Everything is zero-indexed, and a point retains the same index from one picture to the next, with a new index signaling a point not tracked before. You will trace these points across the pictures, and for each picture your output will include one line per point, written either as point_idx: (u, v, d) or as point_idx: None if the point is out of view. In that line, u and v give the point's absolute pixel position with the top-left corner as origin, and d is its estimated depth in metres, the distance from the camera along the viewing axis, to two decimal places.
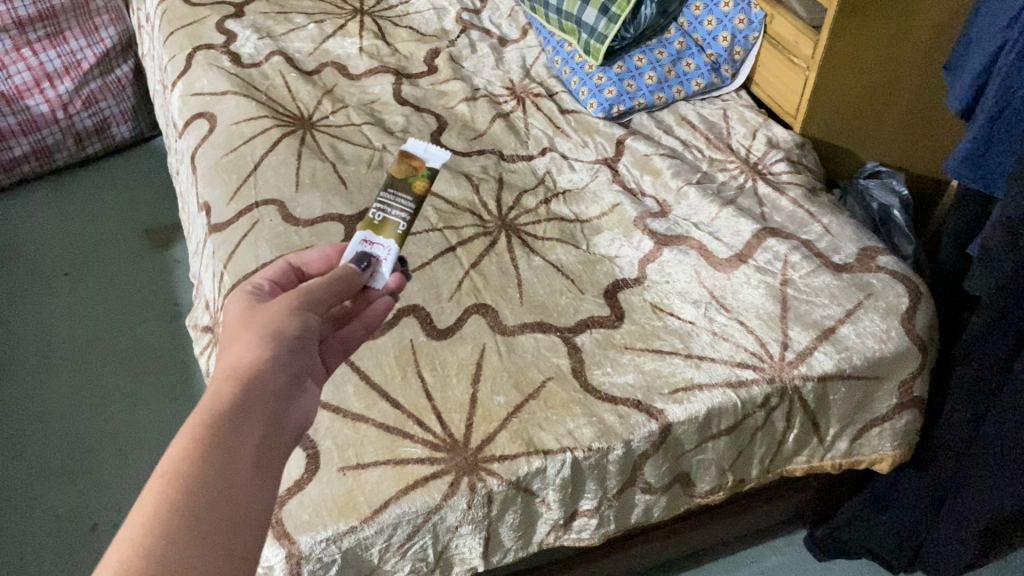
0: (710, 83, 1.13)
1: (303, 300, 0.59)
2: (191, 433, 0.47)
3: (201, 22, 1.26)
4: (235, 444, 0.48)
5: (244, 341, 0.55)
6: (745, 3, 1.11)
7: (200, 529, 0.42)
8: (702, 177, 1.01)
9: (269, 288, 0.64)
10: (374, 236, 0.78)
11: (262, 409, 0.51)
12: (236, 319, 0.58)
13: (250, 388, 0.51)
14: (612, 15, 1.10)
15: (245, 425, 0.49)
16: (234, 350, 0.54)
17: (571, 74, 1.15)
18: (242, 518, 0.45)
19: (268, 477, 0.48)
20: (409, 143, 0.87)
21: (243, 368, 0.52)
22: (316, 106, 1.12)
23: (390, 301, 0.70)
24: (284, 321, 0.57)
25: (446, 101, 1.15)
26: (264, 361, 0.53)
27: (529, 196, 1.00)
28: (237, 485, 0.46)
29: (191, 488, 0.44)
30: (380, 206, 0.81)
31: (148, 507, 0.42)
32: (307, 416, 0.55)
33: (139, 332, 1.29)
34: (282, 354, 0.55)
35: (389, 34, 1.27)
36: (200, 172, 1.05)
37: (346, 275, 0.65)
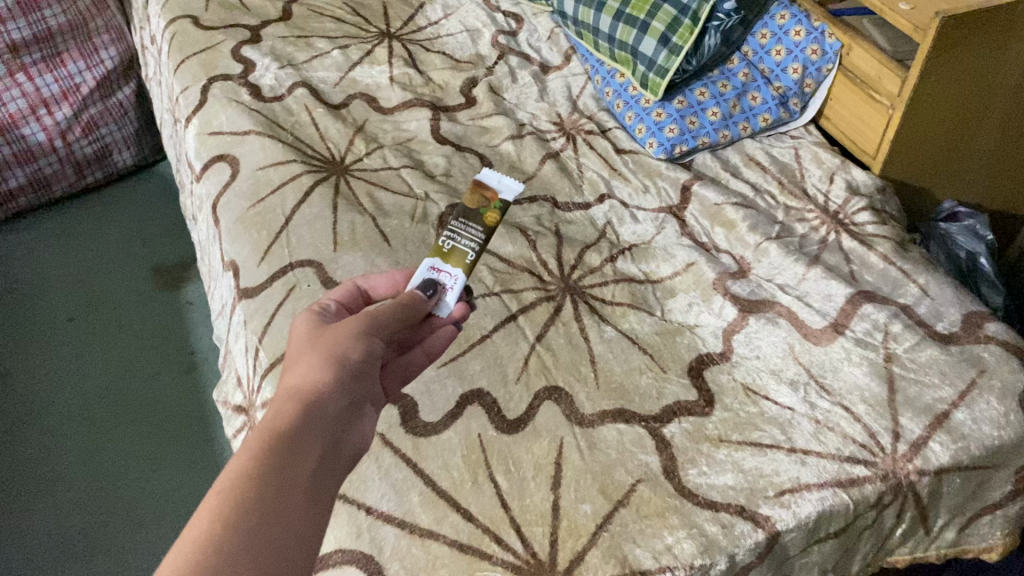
0: (778, 119, 1.03)
1: (366, 325, 0.65)
2: (255, 447, 0.55)
3: (215, 49, 1.16)
4: (292, 460, 0.55)
5: (309, 363, 0.61)
6: (819, 31, 1.01)
7: (252, 541, 0.49)
8: (781, 229, 0.92)
9: (336, 308, 0.70)
10: (443, 265, 0.81)
11: (320, 430, 0.58)
12: (301, 340, 0.65)
13: (309, 412, 0.58)
14: (673, 46, 1.00)
15: (302, 447, 0.56)
16: (299, 368, 0.61)
17: (625, 109, 1.06)
18: (292, 534, 0.52)
19: (318, 496, 0.55)
20: (483, 175, 0.90)
21: (305, 390, 0.59)
22: (348, 146, 1.02)
23: (452, 330, 0.75)
24: (347, 345, 0.63)
25: (489, 138, 1.06)
26: (325, 386, 0.60)
27: (592, 252, 0.90)
28: (290, 500, 0.53)
29: (246, 503, 0.51)
30: (450, 235, 0.83)
31: (210, 516, 0.49)
32: (360, 436, 0.62)
33: (153, 385, 1.20)
34: (342, 379, 0.61)
35: (421, 60, 1.17)
36: (224, 225, 0.96)
37: (412, 300, 0.71)
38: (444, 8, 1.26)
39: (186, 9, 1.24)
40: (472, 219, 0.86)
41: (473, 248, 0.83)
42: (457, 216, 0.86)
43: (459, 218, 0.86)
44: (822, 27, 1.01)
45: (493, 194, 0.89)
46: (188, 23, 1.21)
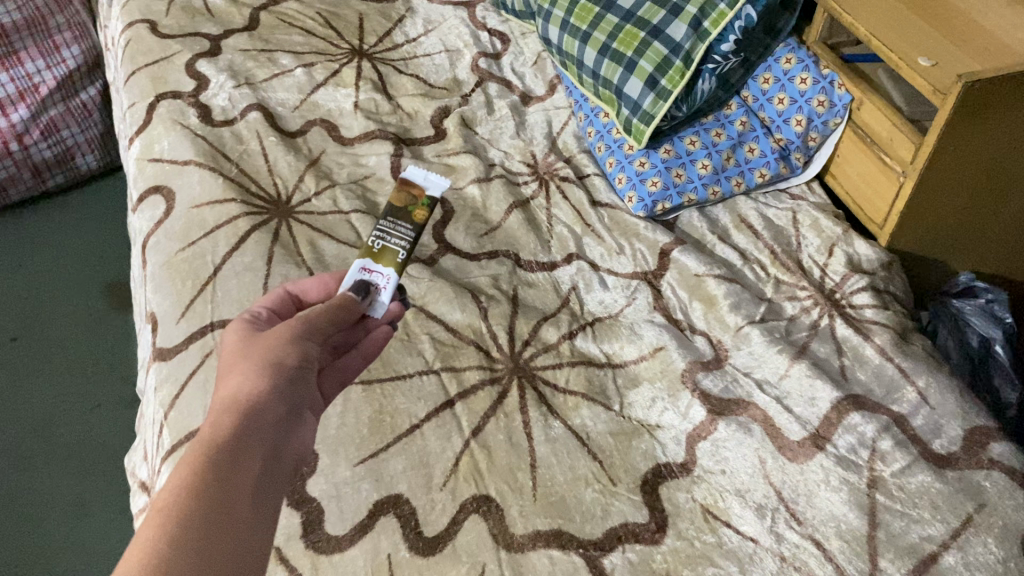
0: (777, 174, 0.92)
1: (301, 328, 0.59)
2: (192, 462, 0.46)
3: (169, 60, 1.06)
4: (234, 474, 0.47)
5: (241, 370, 0.54)
6: (827, 81, 0.89)
7: (206, 558, 0.42)
8: (766, 310, 0.81)
9: (267, 315, 0.63)
10: (374, 264, 0.75)
11: (261, 440, 0.50)
12: (232, 348, 0.57)
13: (248, 422, 0.50)
14: (661, 90, 0.89)
15: (246, 453, 0.49)
16: (231, 379, 0.54)
17: (607, 154, 0.95)
18: (246, 545, 0.44)
19: (268, 504, 0.48)
20: (408, 171, 0.85)
21: (242, 399, 0.52)
22: (296, 184, 0.93)
23: (389, 331, 0.70)
24: (281, 349, 0.56)
25: (454, 178, 0.96)
26: (261, 394, 0.52)
27: (549, 326, 0.80)
28: (236, 518, 0.45)
29: (190, 520, 0.43)
30: (379, 234, 0.78)
31: (151, 537, 0.41)
32: (305, 447, 0.55)
33: (91, 420, 1.12)
34: (279, 384, 0.54)
35: (391, 84, 1.07)
36: (149, 270, 0.87)
37: (346, 302, 0.65)
38: (425, 24, 1.16)
39: (145, 12, 1.14)
40: (401, 217, 0.81)
41: (405, 246, 0.78)
42: (383, 217, 0.81)
43: (388, 216, 0.81)
44: (830, 76, 0.89)
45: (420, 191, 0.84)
46: (144, 28, 1.12)
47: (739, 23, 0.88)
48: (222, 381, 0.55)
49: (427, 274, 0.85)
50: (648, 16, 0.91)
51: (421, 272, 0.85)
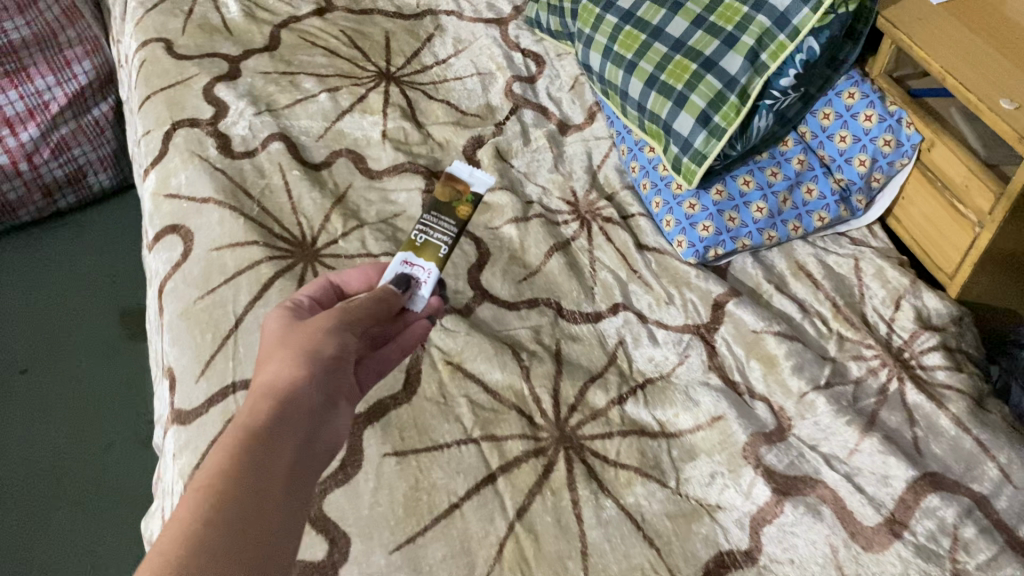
0: (836, 217, 0.86)
1: (339, 318, 0.60)
2: (230, 446, 0.48)
3: (185, 84, 1.01)
4: (270, 460, 0.49)
5: (280, 359, 0.55)
6: (894, 118, 0.83)
7: (236, 544, 0.43)
8: (831, 372, 0.75)
9: (309, 304, 0.64)
10: (416, 258, 0.77)
11: (295, 426, 0.52)
12: (271, 337, 0.59)
13: (284, 410, 0.52)
14: (714, 127, 0.82)
15: (280, 442, 0.50)
16: (269, 367, 0.55)
17: (653, 192, 0.90)
18: (275, 531, 0.46)
19: (300, 492, 0.49)
20: (452, 168, 0.88)
21: (278, 388, 0.53)
22: (322, 223, 0.87)
23: (427, 327, 0.71)
24: (318, 338, 0.57)
25: (490, 217, 0.90)
26: (299, 382, 0.54)
27: (596, 389, 0.74)
28: (269, 501, 0.46)
29: (225, 504, 0.45)
30: (422, 229, 0.81)
31: (185, 521, 0.43)
32: (340, 433, 0.56)
33: (104, 460, 1.06)
34: (315, 373, 0.55)
35: (421, 110, 1.01)
36: (167, 319, 0.81)
37: (386, 295, 0.66)
38: (455, 43, 1.10)
39: (160, 30, 1.08)
40: (444, 213, 0.83)
41: (447, 242, 0.81)
42: (428, 210, 0.84)
43: (432, 211, 0.83)
44: (898, 114, 0.83)
45: (466, 187, 0.86)
46: (160, 48, 1.06)
47: (800, 56, 0.81)
48: (262, 367, 0.56)
49: (463, 327, 0.78)
50: (700, 47, 0.85)
51: (457, 324, 0.79)
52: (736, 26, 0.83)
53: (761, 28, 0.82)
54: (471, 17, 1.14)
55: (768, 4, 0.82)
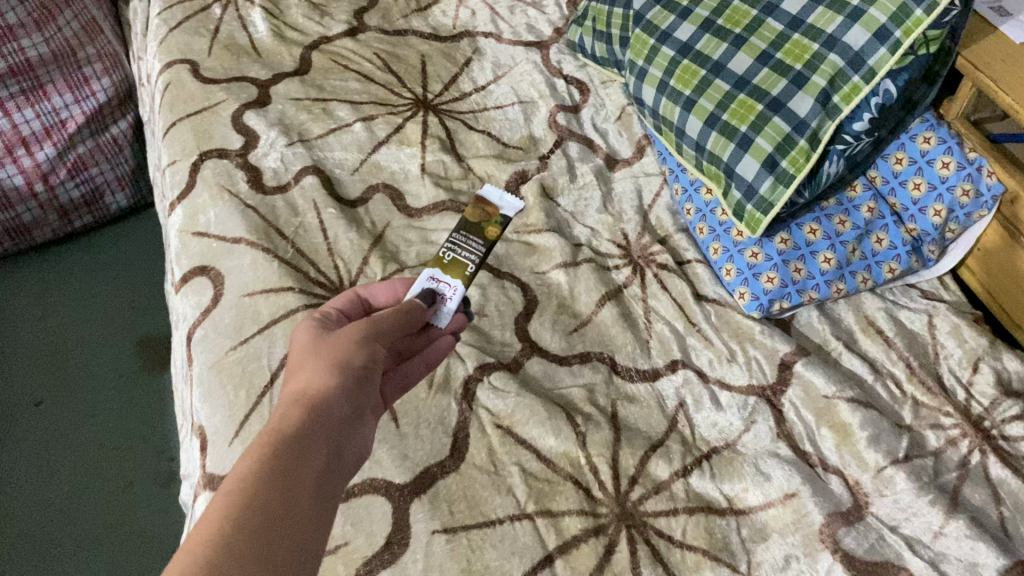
0: (908, 269, 0.81)
1: (371, 330, 0.56)
2: (259, 453, 0.45)
3: (212, 111, 0.95)
4: (301, 469, 0.45)
5: (311, 368, 0.52)
6: (974, 166, 0.78)
7: (266, 554, 0.40)
8: (908, 443, 0.70)
9: (337, 315, 0.61)
10: (442, 274, 0.73)
11: (326, 440, 0.48)
12: (300, 346, 0.55)
13: (315, 420, 0.48)
14: (782, 173, 0.77)
15: (311, 452, 0.46)
16: (300, 375, 0.52)
17: (710, 237, 0.85)
18: (305, 543, 0.42)
19: (329, 506, 0.46)
20: (484, 189, 0.85)
21: (309, 397, 0.49)
22: (360, 267, 0.82)
23: (451, 343, 0.67)
24: (350, 349, 0.54)
25: (537, 260, 0.85)
26: (331, 392, 0.50)
27: (658, 459, 0.69)
28: (300, 511, 0.43)
29: (254, 511, 0.41)
30: (450, 246, 0.77)
31: (212, 525, 0.39)
32: (366, 452, 0.53)
33: (122, 501, 1.02)
34: (348, 385, 0.51)
35: (460, 142, 0.96)
36: (196, 371, 0.76)
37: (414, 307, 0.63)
38: (494, 68, 1.05)
39: (185, 51, 1.03)
40: (473, 232, 0.80)
41: (474, 261, 0.76)
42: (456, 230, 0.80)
43: (460, 231, 0.79)
44: (978, 162, 0.78)
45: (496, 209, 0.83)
46: (185, 70, 1.01)
47: (875, 99, 0.77)
48: (290, 376, 0.53)
49: (514, 386, 0.73)
50: (766, 85, 0.79)
51: (507, 383, 0.73)
52: (805, 64, 0.78)
53: (833, 68, 0.77)
54: (509, 40, 1.08)
55: (841, 41, 0.77)
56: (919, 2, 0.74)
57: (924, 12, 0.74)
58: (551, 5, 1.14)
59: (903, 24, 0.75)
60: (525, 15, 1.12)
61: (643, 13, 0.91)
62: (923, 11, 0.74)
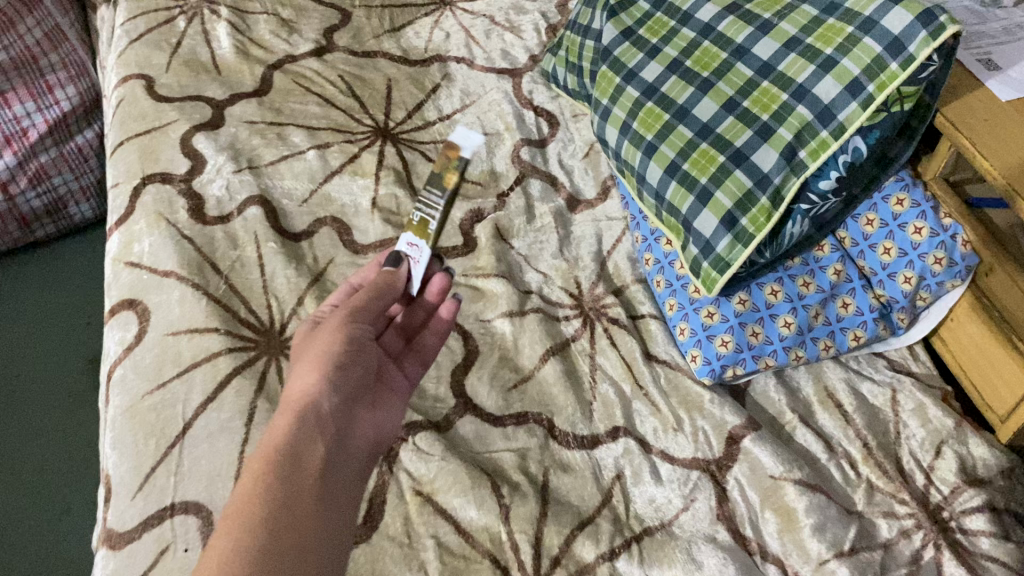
0: (874, 337, 0.76)
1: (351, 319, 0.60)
2: (260, 462, 0.50)
3: (161, 131, 0.91)
4: (299, 467, 0.50)
5: (300, 371, 0.57)
6: (948, 234, 0.72)
7: (281, 547, 0.45)
8: (856, 534, 0.65)
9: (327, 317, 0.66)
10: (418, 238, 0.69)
11: (324, 435, 0.53)
12: (293, 350, 0.60)
13: (307, 421, 0.53)
14: (740, 231, 0.72)
15: (306, 450, 0.51)
16: (293, 381, 0.56)
17: (667, 291, 0.80)
18: (314, 532, 0.47)
19: (333, 491, 0.51)
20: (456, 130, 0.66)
21: (300, 400, 0.54)
22: (294, 307, 0.78)
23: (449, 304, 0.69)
24: (334, 343, 0.58)
25: (483, 307, 0.80)
26: (320, 390, 0.55)
27: (585, 539, 0.64)
28: (304, 506, 0.48)
29: (261, 518, 0.46)
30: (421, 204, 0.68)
31: (227, 535, 0.45)
32: (367, 429, 0.59)
33: (56, 529, 0.95)
34: (335, 380, 0.56)
35: (417, 174, 0.92)
36: (111, 414, 0.72)
37: (393, 275, 0.65)
38: (462, 96, 1.00)
39: (143, 66, 0.99)
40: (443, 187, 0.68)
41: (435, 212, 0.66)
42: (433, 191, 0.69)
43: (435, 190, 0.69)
44: (953, 229, 0.73)
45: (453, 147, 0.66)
46: (140, 86, 0.96)
47: (843, 156, 0.70)
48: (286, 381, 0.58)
49: (439, 449, 0.68)
50: (730, 135, 0.74)
51: (433, 445, 0.69)
52: (772, 115, 0.72)
53: (801, 121, 0.71)
54: (482, 67, 1.04)
55: (811, 93, 0.71)
56: (895, 55, 0.67)
57: (900, 65, 0.67)
58: (530, 31, 1.10)
59: (876, 78, 0.68)
60: (502, 40, 1.08)
61: (611, 49, 0.87)
62: (899, 65, 0.67)
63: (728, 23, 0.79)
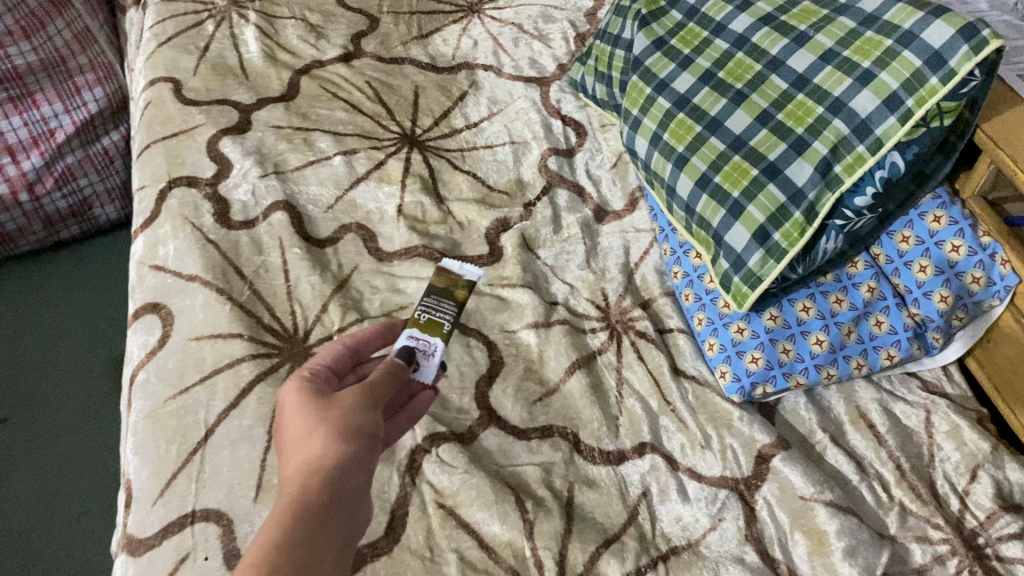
0: (908, 356, 0.74)
1: (369, 394, 0.55)
2: (279, 534, 0.45)
3: (188, 134, 0.91)
4: (313, 555, 0.45)
5: (319, 433, 0.51)
6: (987, 253, 0.71)
7: None
8: (889, 558, 0.64)
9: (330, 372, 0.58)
10: (420, 333, 0.68)
11: (339, 514, 0.49)
12: (307, 395, 0.54)
13: (324, 500, 0.48)
14: (773, 246, 0.70)
15: (321, 537, 0.46)
16: (309, 442, 0.50)
17: (696, 305, 0.79)
18: None
19: None
20: (444, 261, 0.77)
21: (320, 469, 0.49)
22: (318, 314, 0.77)
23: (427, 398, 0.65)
24: (357, 411, 0.53)
25: (508, 317, 0.79)
26: (347, 461, 0.50)
27: (611, 557, 0.63)
28: None
29: None
30: (422, 308, 0.70)
31: None
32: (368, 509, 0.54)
33: (75, 530, 0.94)
34: (359, 453, 0.51)
35: (443, 182, 0.91)
36: (133, 419, 0.71)
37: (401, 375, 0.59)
38: (489, 104, 1.00)
39: (171, 69, 0.99)
40: (443, 295, 0.72)
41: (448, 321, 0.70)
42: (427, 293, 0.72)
43: (430, 294, 0.72)
44: (992, 247, 0.71)
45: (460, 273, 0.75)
46: (168, 89, 0.96)
47: (880, 172, 0.69)
48: (297, 434, 0.51)
49: (462, 462, 0.67)
50: (763, 148, 0.73)
51: (456, 457, 0.68)
52: (808, 128, 0.71)
53: (837, 135, 0.69)
54: (510, 75, 1.04)
55: (847, 106, 0.70)
56: (936, 69, 0.66)
57: (941, 80, 0.66)
58: (558, 39, 1.09)
59: (915, 92, 0.67)
60: (530, 49, 1.07)
61: (642, 59, 0.86)
62: (939, 80, 0.66)
63: (763, 34, 0.78)
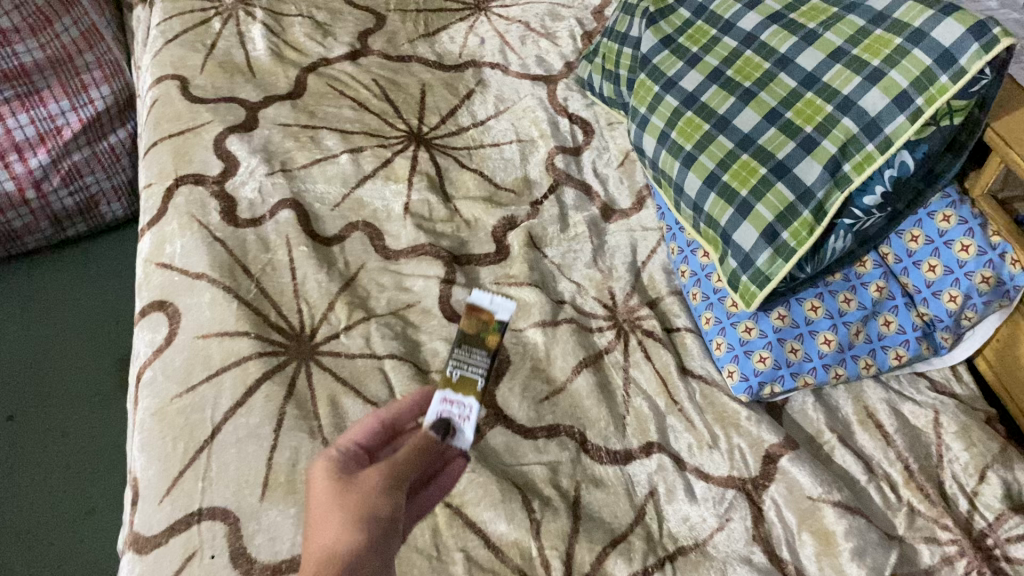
0: (917, 356, 0.74)
1: (392, 477, 0.52)
2: None
3: (195, 132, 0.91)
4: None
5: (335, 522, 0.48)
6: (997, 253, 0.70)
7: None
8: (898, 559, 0.63)
9: (359, 454, 0.56)
10: (454, 395, 0.64)
11: None
12: (325, 485, 0.51)
13: None
14: (781, 245, 0.70)
15: None
16: (324, 532, 0.48)
17: (703, 305, 0.79)
18: None
19: None
20: (472, 295, 0.72)
21: (335, 559, 0.46)
22: (325, 313, 0.77)
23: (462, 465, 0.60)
24: (376, 501, 0.50)
25: (515, 316, 0.79)
26: (361, 550, 0.47)
27: (618, 557, 0.63)
28: None
29: None
30: (453, 364, 0.66)
31: None
32: None
33: (82, 528, 0.94)
34: (374, 540, 0.48)
35: (450, 180, 0.91)
36: (140, 416, 0.71)
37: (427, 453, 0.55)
38: (496, 102, 1.00)
39: (178, 67, 0.99)
40: (473, 345, 0.69)
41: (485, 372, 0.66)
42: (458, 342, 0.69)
43: (461, 345, 0.69)
44: (1002, 247, 0.70)
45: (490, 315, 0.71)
46: (174, 87, 0.96)
47: (889, 171, 0.69)
48: (314, 528, 0.49)
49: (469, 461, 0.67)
50: (772, 147, 0.72)
51: None
52: (817, 127, 0.71)
53: (846, 134, 0.69)
54: (517, 73, 1.03)
55: (857, 105, 0.69)
56: (946, 68, 0.66)
57: (951, 79, 0.65)
58: (565, 37, 1.09)
59: (925, 91, 0.66)
60: (537, 47, 1.07)
61: (650, 57, 0.86)
62: (949, 78, 0.65)
63: (771, 32, 0.78)
